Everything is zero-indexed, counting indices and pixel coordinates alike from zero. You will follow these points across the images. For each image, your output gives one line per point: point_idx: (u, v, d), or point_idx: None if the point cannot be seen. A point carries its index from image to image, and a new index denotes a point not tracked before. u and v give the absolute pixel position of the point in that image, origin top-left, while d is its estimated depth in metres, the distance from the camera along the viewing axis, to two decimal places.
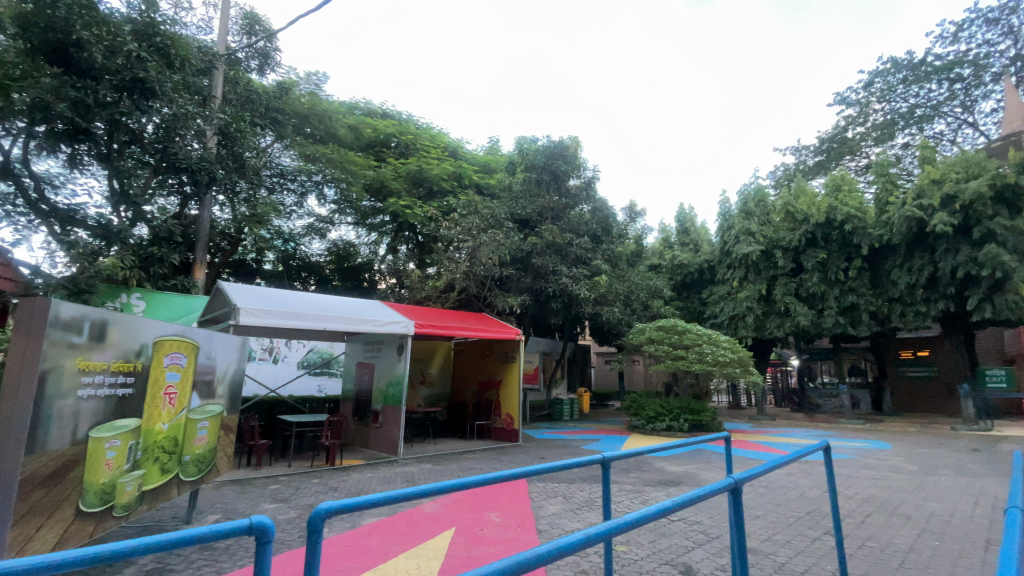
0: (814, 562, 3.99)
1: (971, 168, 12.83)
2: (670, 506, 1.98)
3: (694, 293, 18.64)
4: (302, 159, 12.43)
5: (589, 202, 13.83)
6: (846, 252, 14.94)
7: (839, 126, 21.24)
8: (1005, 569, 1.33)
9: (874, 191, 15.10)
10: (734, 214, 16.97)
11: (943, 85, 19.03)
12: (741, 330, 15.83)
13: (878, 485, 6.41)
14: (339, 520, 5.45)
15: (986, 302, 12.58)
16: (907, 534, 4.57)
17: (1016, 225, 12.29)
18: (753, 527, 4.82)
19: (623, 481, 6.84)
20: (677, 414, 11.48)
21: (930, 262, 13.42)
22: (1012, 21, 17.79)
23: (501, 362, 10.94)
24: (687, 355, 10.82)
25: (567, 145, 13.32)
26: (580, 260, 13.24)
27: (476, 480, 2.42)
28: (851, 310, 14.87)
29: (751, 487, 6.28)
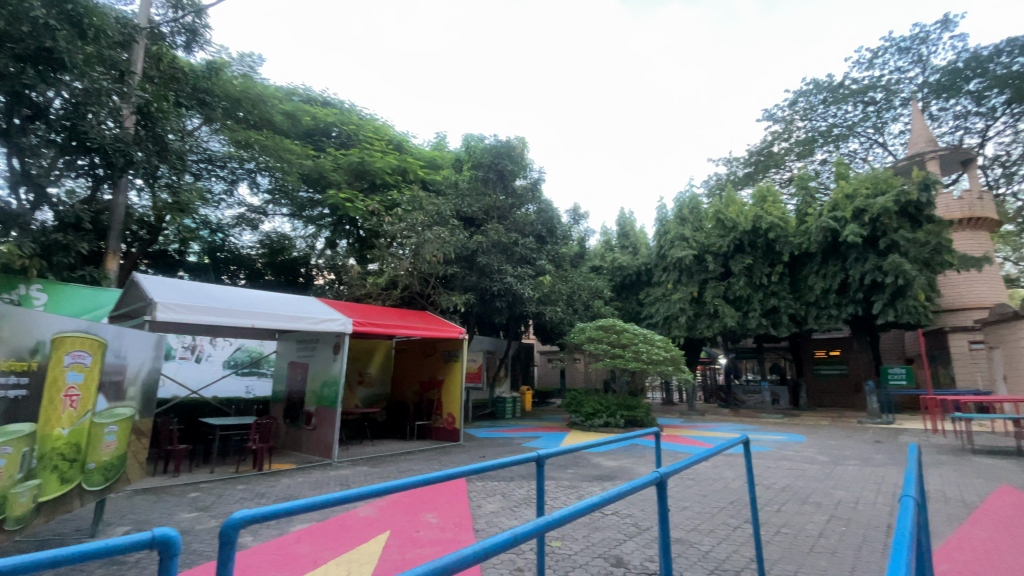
0: (736, 549, 4.22)
1: (879, 185, 14.17)
2: (598, 501, 1.98)
3: (633, 294, 19.32)
4: (233, 144, 11.63)
5: (535, 202, 13.93)
6: (770, 258, 16.02)
7: (767, 140, 22.83)
8: (899, 559, 1.41)
9: (795, 202, 16.28)
10: (670, 220, 17.77)
11: (858, 107, 20.82)
12: (675, 330, 16.57)
13: (792, 475, 6.90)
14: (265, 527, 5.13)
15: (889, 307, 13.88)
16: (818, 521, 4.94)
17: (916, 237, 13.64)
18: (681, 518, 5.03)
19: (561, 477, 6.94)
20: (614, 410, 11.81)
21: (842, 269, 14.67)
22: (919, 51, 19.60)
23: (443, 361, 10.79)
24: (624, 354, 11.15)
25: (514, 145, 13.35)
26: (525, 260, 13.35)
27: (409, 482, 2.33)
28: (773, 313, 15.95)
29: (680, 479, 6.58)
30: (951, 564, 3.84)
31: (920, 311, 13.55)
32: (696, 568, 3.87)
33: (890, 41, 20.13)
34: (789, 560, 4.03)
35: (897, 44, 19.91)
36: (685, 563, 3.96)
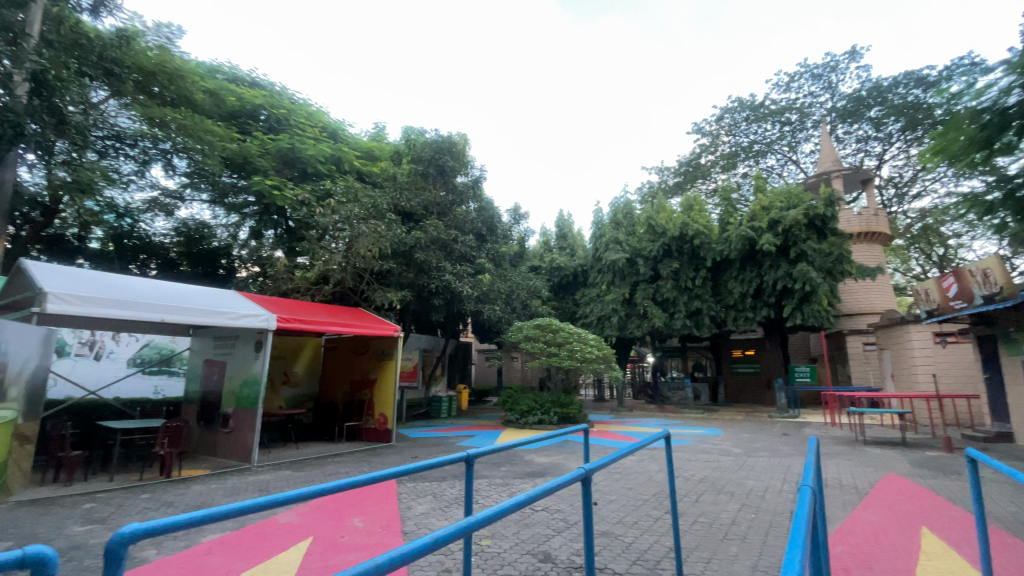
0: (656, 540, 4.41)
1: (791, 200, 15.47)
2: (524, 499, 1.96)
3: (569, 294, 19.80)
4: (146, 122, 10.44)
5: (476, 200, 13.91)
6: (694, 263, 16.99)
7: (695, 152, 24.31)
8: (794, 545, 1.50)
9: (719, 211, 17.34)
10: (606, 224, 18.36)
11: (775, 126, 22.58)
12: (607, 329, 17.15)
13: (710, 467, 7.34)
14: (172, 539, 4.71)
15: (797, 311, 15.17)
16: (731, 509, 5.28)
17: (821, 247, 14.98)
18: (607, 512, 5.20)
19: (493, 475, 6.94)
20: (548, 408, 12.00)
21: (757, 275, 15.84)
22: (830, 78, 21.53)
23: (376, 360, 10.46)
24: (559, 352, 11.37)
25: (456, 142, 13.22)
26: (464, 258, 13.26)
27: (332, 486, 2.19)
28: (697, 314, 16.94)
29: (608, 473, 6.80)
30: (844, 546, 4.25)
31: (823, 314, 14.92)
32: (620, 559, 3.99)
33: (805, 68, 21.98)
34: (704, 547, 4.28)
35: (811, 71, 21.79)
36: (610, 555, 4.08)
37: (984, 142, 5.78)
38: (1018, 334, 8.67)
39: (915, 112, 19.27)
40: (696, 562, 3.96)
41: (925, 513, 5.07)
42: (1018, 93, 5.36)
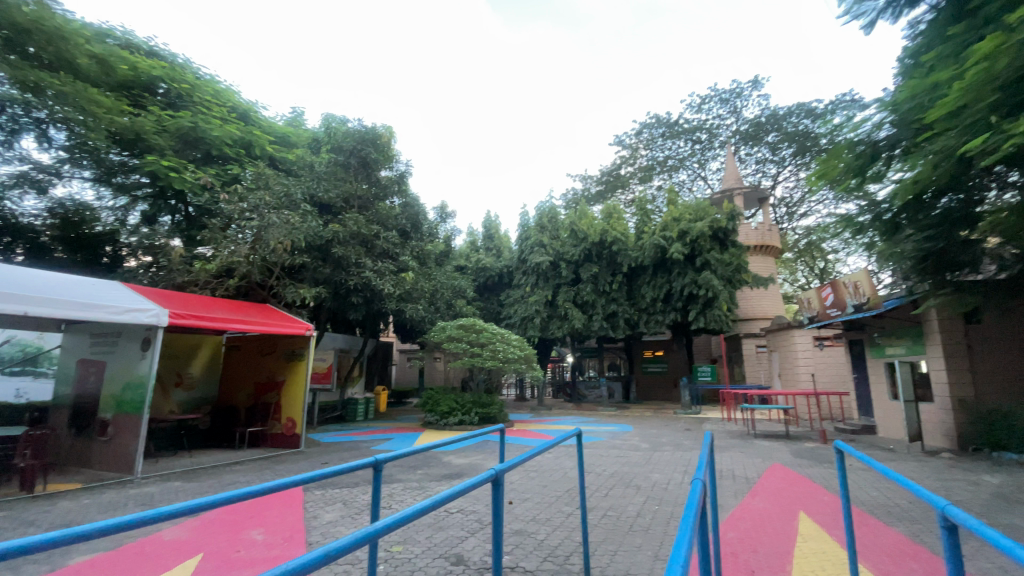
0: (567, 535, 4.54)
1: (699, 213, 16.70)
2: (430, 505, 1.88)
3: (494, 294, 19.91)
4: (19, 88, 8.88)
5: (401, 195, 13.58)
6: (612, 268, 17.78)
7: (616, 163, 25.63)
8: (684, 533, 1.58)
9: (635, 219, 18.28)
10: (531, 227, 18.69)
11: (687, 143, 24.30)
12: (530, 330, 17.46)
13: (620, 462, 7.70)
14: (30, 564, 4.09)
15: (701, 315, 16.37)
16: (636, 502, 5.58)
17: (722, 257, 16.31)
18: (521, 510, 5.26)
19: (409, 479, 6.76)
20: (469, 408, 11.95)
21: (667, 281, 16.92)
22: (735, 103, 23.52)
23: (285, 360, 9.80)
24: (482, 353, 11.36)
25: (380, 134, 12.78)
26: (386, 254, 12.86)
27: (227, 497, 1.96)
28: (613, 316, 17.77)
29: (524, 472, 6.91)
30: (734, 532, 4.65)
31: (723, 319, 16.25)
32: (531, 557, 4.05)
33: (715, 92, 23.83)
34: (611, 539, 4.47)
35: (719, 95, 23.66)
36: (522, 553, 4.14)
37: (858, 170, 6.60)
38: (880, 339, 9.96)
39: (804, 140, 21.62)
40: (603, 555, 4.12)
41: (802, 499, 5.68)
42: (886, 129, 6.18)
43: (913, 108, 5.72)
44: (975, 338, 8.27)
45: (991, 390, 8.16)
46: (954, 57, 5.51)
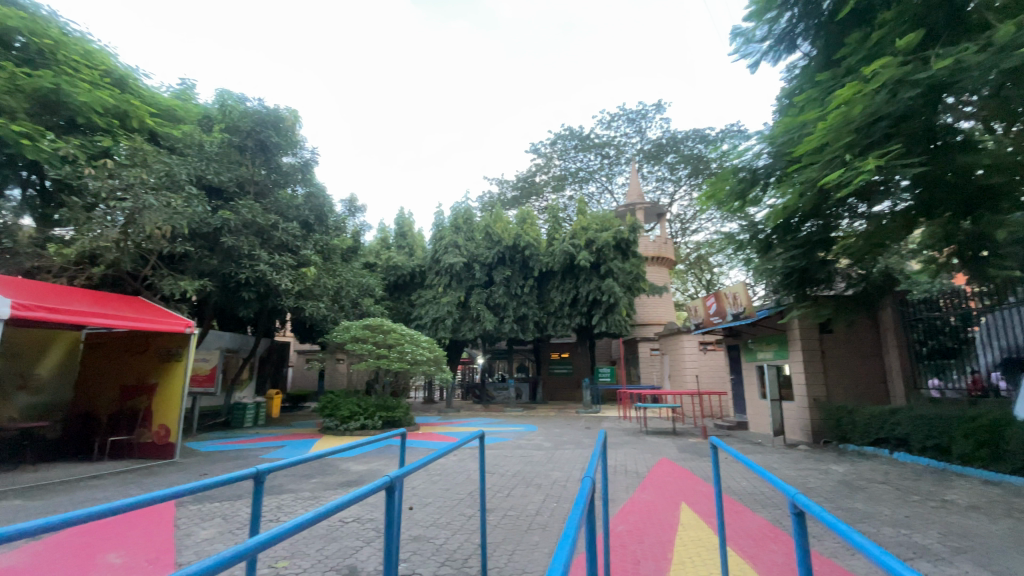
0: (466, 538, 4.52)
1: (604, 224, 17.63)
2: (319, 514, 1.75)
3: (404, 294, 19.40)
4: None
5: (304, 184, 12.82)
6: (524, 272, 18.16)
7: (531, 170, 26.48)
8: (570, 529, 1.62)
9: (546, 226, 18.83)
10: (445, 227, 18.49)
11: (597, 157, 25.55)
12: (441, 331, 17.24)
13: (522, 462, 7.85)
14: None
15: (604, 320, 17.28)
16: (535, 500, 5.73)
17: (624, 266, 17.36)
18: (421, 515, 5.14)
19: (302, 488, 6.34)
20: (372, 412, 11.47)
21: (574, 287, 17.66)
22: (640, 123, 25.15)
23: (160, 360, 8.73)
24: (388, 354, 10.97)
25: (283, 117, 11.91)
26: (285, 247, 12.01)
27: (81, 513, 1.66)
28: (523, 319, 18.13)
29: (427, 475, 6.79)
30: (624, 525, 4.94)
31: (623, 324, 17.29)
32: (429, 562, 3.98)
33: (623, 111, 25.31)
34: (510, 539, 4.54)
35: (627, 114, 25.16)
36: (420, 559, 4.05)
37: (738, 193, 7.34)
38: (753, 344, 11.17)
39: (698, 163, 23.67)
40: (501, 555, 4.16)
41: (684, 490, 6.21)
42: (764, 158, 6.93)
43: (786, 142, 6.48)
44: (828, 346, 9.53)
45: (839, 390, 9.45)
46: (819, 100, 6.31)
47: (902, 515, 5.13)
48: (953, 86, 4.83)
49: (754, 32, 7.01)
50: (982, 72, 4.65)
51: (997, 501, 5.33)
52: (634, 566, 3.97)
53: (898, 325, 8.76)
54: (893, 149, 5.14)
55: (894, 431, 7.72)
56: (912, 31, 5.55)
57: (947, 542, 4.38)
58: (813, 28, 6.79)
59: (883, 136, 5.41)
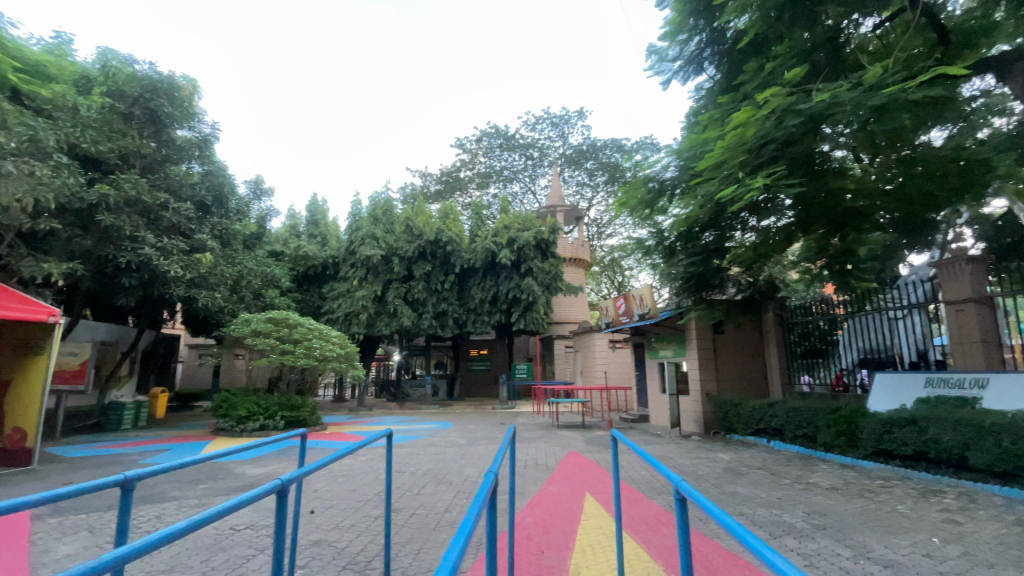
0: (369, 540, 4.38)
1: (526, 224, 17.92)
2: (202, 519, 1.60)
3: (315, 286, 18.42)
4: None
5: (201, 161, 11.75)
6: (444, 267, 17.97)
7: (455, 166, 26.31)
8: (463, 528, 1.60)
9: (469, 222, 18.77)
10: (363, 217, 17.78)
11: (521, 157, 25.94)
12: (354, 327, 16.61)
13: (434, 459, 7.76)
14: None
15: (523, 318, 17.58)
16: (445, 497, 5.69)
17: (543, 266, 17.79)
18: (322, 519, 4.90)
19: (188, 496, 5.78)
20: (273, 412, 10.71)
21: (495, 284, 17.83)
22: (563, 128, 25.89)
23: (15, 353, 7.52)
24: (294, 350, 10.33)
25: (179, 86, 10.81)
26: (176, 229, 10.90)
27: None
28: (442, 315, 17.89)
29: (332, 477, 6.50)
30: (531, 517, 5.07)
31: (541, 322, 17.70)
32: (328, 567, 3.81)
33: (547, 115, 25.90)
34: (417, 538, 4.47)
35: (551, 118, 25.79)
36: (318, 565, 3.86)
37: (647, 202, 7.79)
38: (656, 343, 11.94)
39: (615, 171, 24.83)
40: (406, 555, 4.08)
41: (590, 481, 6.51)
42: (671, 171, 7.44)
43: (691, 156, 6.99)
44: (721, 345, 10.40)
45: (729, 386, 10.35)
46: (720, 120, 6.85)
47: (774, 497, 5.75)
48: (829, 117, 5.47)
49: (667, 51, 7.52)
50: (854, 107, 5.31)
51: (851, 482, 6.16)
52: (537, 557, 4.08)
53: (778, 327, 9.79)
54: (778, 171, 5.73)
55: (771, 422, 8.64)
56: (800, 64, 6.30)
57: (810, 520, 4.98)
58: (718, 54, 7.40)
59: (771, 158, 5.99)
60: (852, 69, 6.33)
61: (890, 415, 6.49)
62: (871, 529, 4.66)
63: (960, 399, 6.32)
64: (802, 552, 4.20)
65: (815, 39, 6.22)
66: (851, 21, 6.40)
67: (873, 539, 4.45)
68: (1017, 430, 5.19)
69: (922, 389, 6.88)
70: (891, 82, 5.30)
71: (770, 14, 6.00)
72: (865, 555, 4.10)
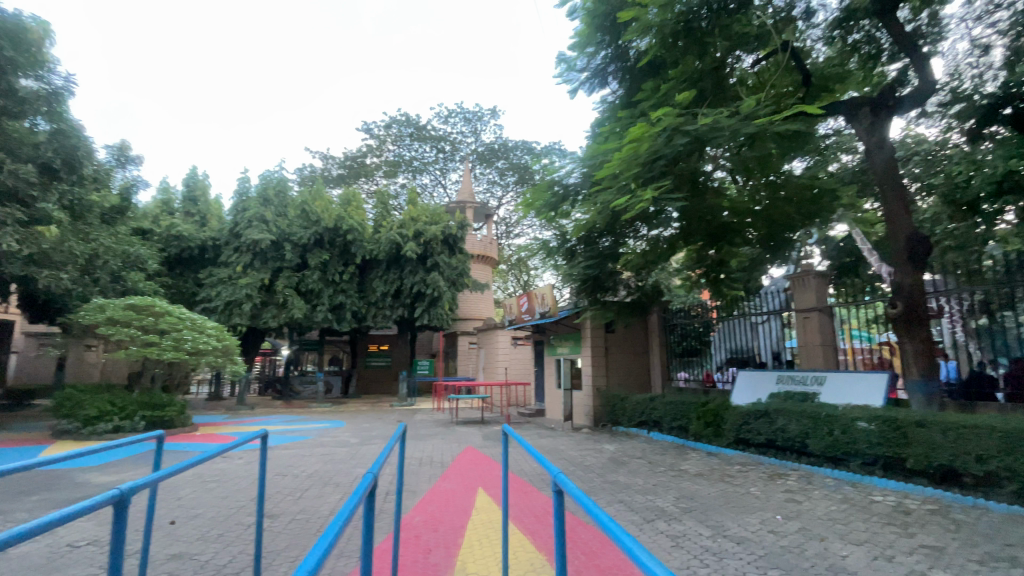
0: (239, 550, 4.03)
1: (433, 218, 17.61)
2: (19, 536, 1.35)
3: (191, 270, 16.61)
4: None
5: (48, 118, 9.84)
6: (344, 257, 17.11)
7: (360, 151, 25.18)
8: (328, 532, 1.52)
9: (373, 212, 18.04)
10: (252, 197, 16.29)
11: (432, 149, 25.46)
12: (235, 317, 15.28)
13: (321, 460, 7.37)
14: None
15: (426, 313, 17.29)
16: (331, 500, 5.41)
17: (450, 261, 17.64)
18: (183, 531, 4.41)
19: (13, 510, 4.90)
20: (131, 412, 9.40)
21: (399, 277, 17.37)
22: (476, 125, 25.88)
23: None
24: (160, 342, 9.15)
25: (28, 27, 9.14)
26: (10, 194, 9.20)
27: None
28: (338, 308, 17.07)
29: (200, 483, 5.89)
30: (421, 515, 5.01)
31: (445, 318, 17.53)
32: None
33: (460, 109, 25.71)
34: (295, 545, 4.20)
35: (464, 113, 25.64)
36: None
37: (552, 205, 8.09)
38: (554, 341, 12.41)
39: (524, 172, 25.37)
40: (282, 564, 3.82)
41: (483, 476, 6.59)
42: (575, 178, 7.75)
43: (593, 165, 7.32)
44: (613, 343, 11.07)
45: (618, 382, 11.03)
46: (619, 132, 7.17)
47: (650, 484, 6.26)
48: (710, 140, 5.98)
49: (575, 61, 7.82)
50: (732, 133, 5.85)
51: (714, 468, 6.90)
52: (424, 555, 4.04)
53: (661, 328, 10.65)
54: (665, 185, 6.21)
55: (651, 415, 9.39)
56: (689, 88, 6.90)
57: (679, 504, 5.49)
58: (621, 71, 7.80)
59: (661, 173, 6.45)
60: (731, 99, 7.02)
61: (749, 408, 7.36)
62: (727, 510, 5.25)
63: (804, 393, 7.31)
64: (670, 534, 4.61)
65: (703, 68, 6.87)
66: (735, 56, 7.14)
67: (729, 519, 5.02)
68: (845, 421, 6.13)
69: (774, 385, 7.88)
70: (763, 115, 5.97)
71: (667, 39, 6.65)
72: (722, 533, 4.60)
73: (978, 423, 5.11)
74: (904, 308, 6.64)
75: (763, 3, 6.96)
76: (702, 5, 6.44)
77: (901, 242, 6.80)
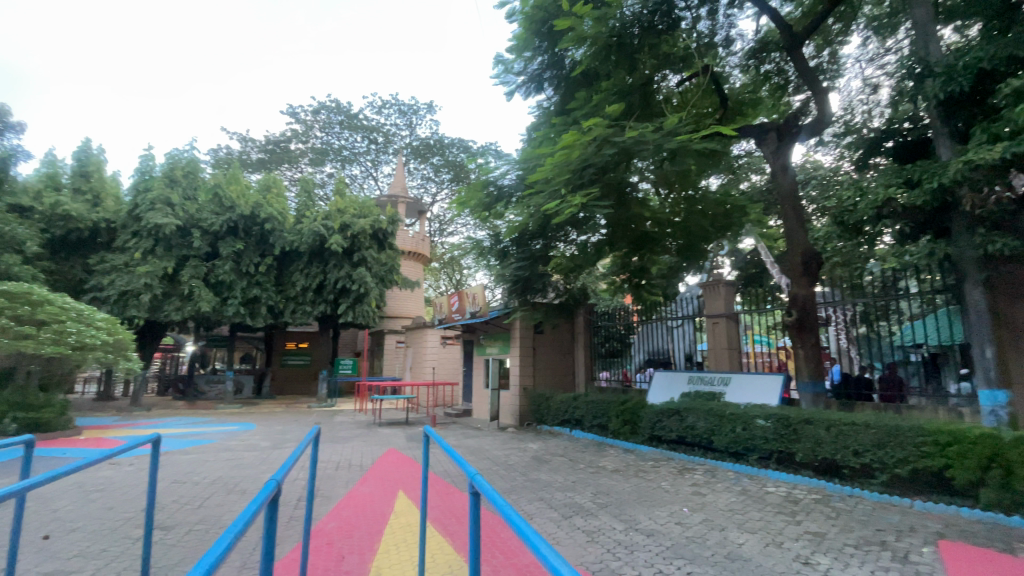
0: (127, 566, 3.67)
1: (363, 210, 16.99)
2: None
3: (79, 255, 14.85)
4: None
5: None
6: (261, 248, 16.05)
7: (284, 136, 23.80)
8: (223, 539, 1.44)
9: (296, 201, 17.09)
10: (156, 177, 14.85)
11: (363, 140, 24.59)
12: (131, 309, 13.90)
13: (227, 465, 6.87)
14: None
15: (351, 310, 16.63)
16: (237, 509, 5.06)
17: (378, 257, 17.12)
18: (58, 546, 3.94)
19: None
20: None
21: (322, 271, 16.56)
22: (411, 118, 25.34)
23: None
24: (36, 334, 8.11)
25: None
26: None
27: None
28: (253, 302, 15.99)
29: (81, 492, 5.29)
30: (335, 522, 4.80)
31: (371, 315, 16.98)
32: None
33: (395, 101, 25.06)
34: (192, 559, 3.88)
35: (399, 105, 25.02)
36: None
37: (486, 205, 8.12)
38: (483, 341, 12.44)
39: (459, 170, 25.21)
40: None
41: (403, 478, 6.44)
42: (509, 179, 7.82)
43: (527, 168, 7.40)
44: (540, 344, 11.29)
45: (544, 382, 11.26)
46: (552, 138, 7.30)
47: (569, 481, 6.45)
48: (636, 152, 6.29)
49: (512, 63, 7.88)
50: (655, 147, 6.17)
51: (630, 464, 7.25)
52: (336, 563, 3.88)
53: (586, 330, 11.00)
54: (593, 193, 6.42)
55: (574, 414, 9.70)
56: (619, 101, 7.15)
57: (596, 500, 5.71)
58: (556, 78, 7.98)
59: (590, 180, 6.66)
60: (655, 114, 7.40)
61: (663, 407, 7.80)
62: (640, 505, 5.53)
63: (711, 393, 7.88)
64: (586, 530, 4.78)
65: (633, 83, 7.21)
66: (661, 74, 7.56)
67: (641, 512, 5.29)
68: (746, 418, 6.69)
69: (686, 385, 8.41)
70: (684, 132, 6.35)
71: (600, 51, 6.90)
72: (634, 527, 4.84)
73: (856, 419, 5.75)
74: (798, 316, 7.34)
75: (687, 26, 7.42)
76: (633, 23, 6.81)
77: (798, 257, 7.51)
